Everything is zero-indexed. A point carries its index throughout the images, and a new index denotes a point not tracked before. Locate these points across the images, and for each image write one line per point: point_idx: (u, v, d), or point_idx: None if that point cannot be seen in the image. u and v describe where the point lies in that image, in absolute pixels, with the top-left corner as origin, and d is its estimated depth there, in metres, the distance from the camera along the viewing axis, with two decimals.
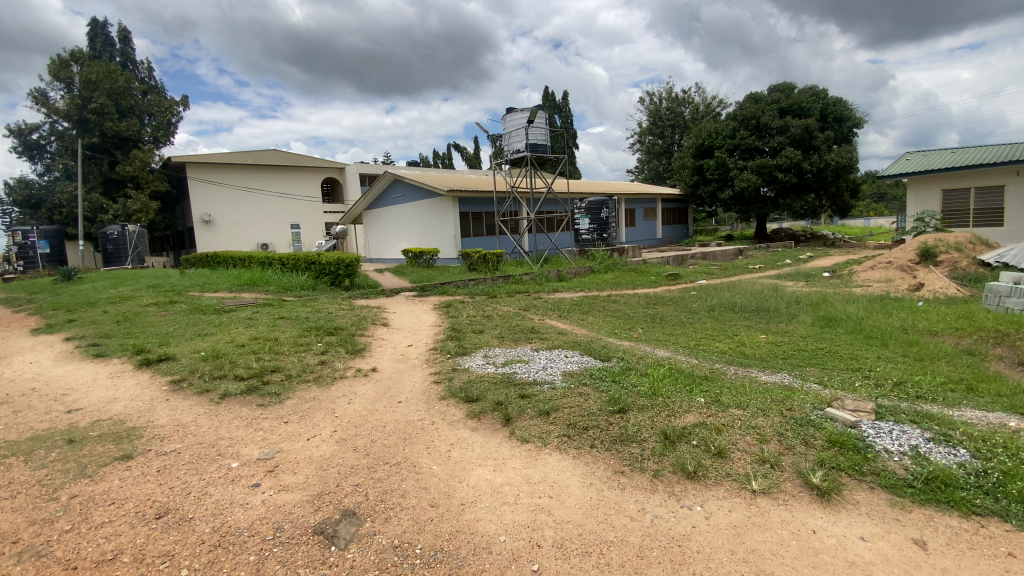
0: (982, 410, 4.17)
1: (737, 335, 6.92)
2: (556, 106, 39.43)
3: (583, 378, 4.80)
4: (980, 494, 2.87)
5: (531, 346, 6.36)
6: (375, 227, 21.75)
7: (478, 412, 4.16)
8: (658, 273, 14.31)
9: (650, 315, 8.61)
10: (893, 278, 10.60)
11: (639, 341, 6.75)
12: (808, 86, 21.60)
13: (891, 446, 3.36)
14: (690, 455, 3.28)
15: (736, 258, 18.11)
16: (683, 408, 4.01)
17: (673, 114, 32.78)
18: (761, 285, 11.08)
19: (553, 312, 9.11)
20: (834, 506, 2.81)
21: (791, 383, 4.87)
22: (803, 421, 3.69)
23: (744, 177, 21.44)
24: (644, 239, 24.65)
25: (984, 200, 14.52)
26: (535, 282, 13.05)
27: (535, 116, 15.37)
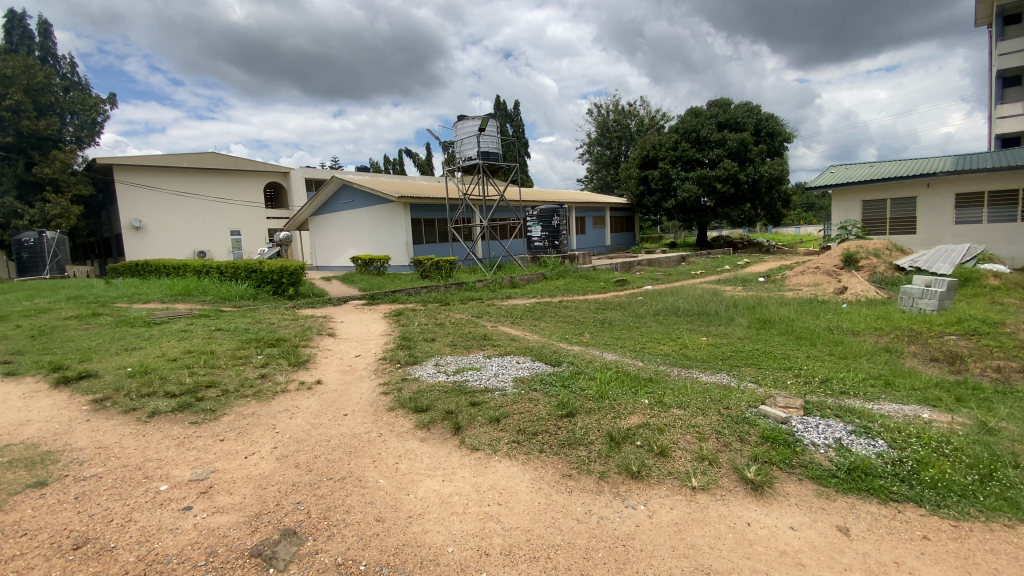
0: (899, 403, 4.53)
1: (680, 338, 7.19)
2: (507, 115, 39.87)
3: (533, 384, 4.83)
4: (896, 482, 3.12)
5: (483, 352, 6.36)
6: (321, 234, 21.09)
7: (427, 421, 4.10)
8: (608, 279, 14.67)
9: (599, 319, 8.83)
10: (821, 282, 11.37)
11: (589, 345, 6.89)
12: (743, 102, 22.95)
13: (818, 439, 3.58)
14: (634, 455, 3.37)
15: (680, 264, 18.84)
16: (628, 409, 4.12)
17: (620, 126, 33.91)
18: (702, 290, 11.61)
19: (505, 318, 9.15)
20: (766, 498, 2.96)
21: (731, 382, 5.10)
22: (739, 419, 3.89)
23: (686, 187, 22.41)
24: (593, 246, 25.24)
25: (899, 210, 15.84)
26: (488, 289, 13.06)
27: (487, 124, 15.42)
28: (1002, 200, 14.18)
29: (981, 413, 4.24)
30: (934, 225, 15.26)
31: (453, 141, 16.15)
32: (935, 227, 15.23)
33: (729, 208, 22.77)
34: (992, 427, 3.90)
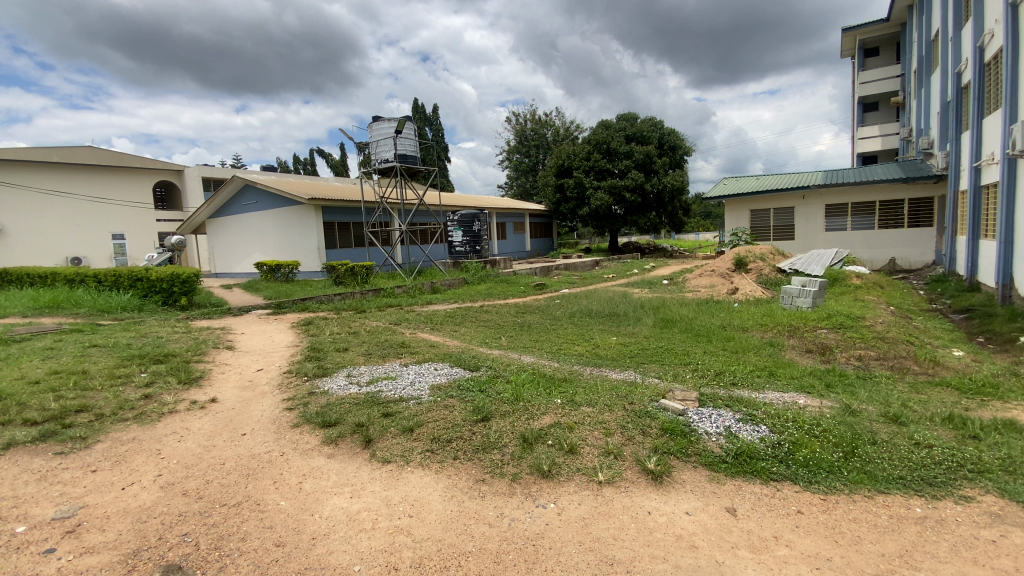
0: (780, 391, 5.05)
1: (594, 338, 7.51)
2: (425, 118, 39.43)
3: (450, 391, 4.77)
4: (777, 463, 3.46)
5: (400, 361, 6.19)
6: (221, 238, 19.48)
7: (335, 436, 3.92)
8: (528, 283, 14.93)
9: (519, 323, 8.97)
10: (716, 283, 12.42)
11: (508, 349, 6.96)
12: (648, 117, 24.56)
13: (710, 428, 3.89)
14: (545, 455, 3.46)
15: (594, 268, 19.66)
16: (541, 410, 4.21)
17: (537, 135, 34.85)
18: (613, 292, 12.22)
19: (424, 324, 8.98)
20: (665, 486, 3.16)
21: (638, 379, 5.40)
22: (642, 413, 4.12)
23: (598, 195, 23.50)
24: (513, 251, 25.62)
25: (781, 218, 17.73)
26: (407, 295, 12.76)
27: (403, 126, 15.14)
28: (862, 211, 16.35)
29: (846, 397, 4.85)
30: (809, 232, 17.25)
31: (367, 143, 15.64)
32: (810, 234, 17.23)
33: (637, 216, 24.18)
34: (853, 409, 4.48)
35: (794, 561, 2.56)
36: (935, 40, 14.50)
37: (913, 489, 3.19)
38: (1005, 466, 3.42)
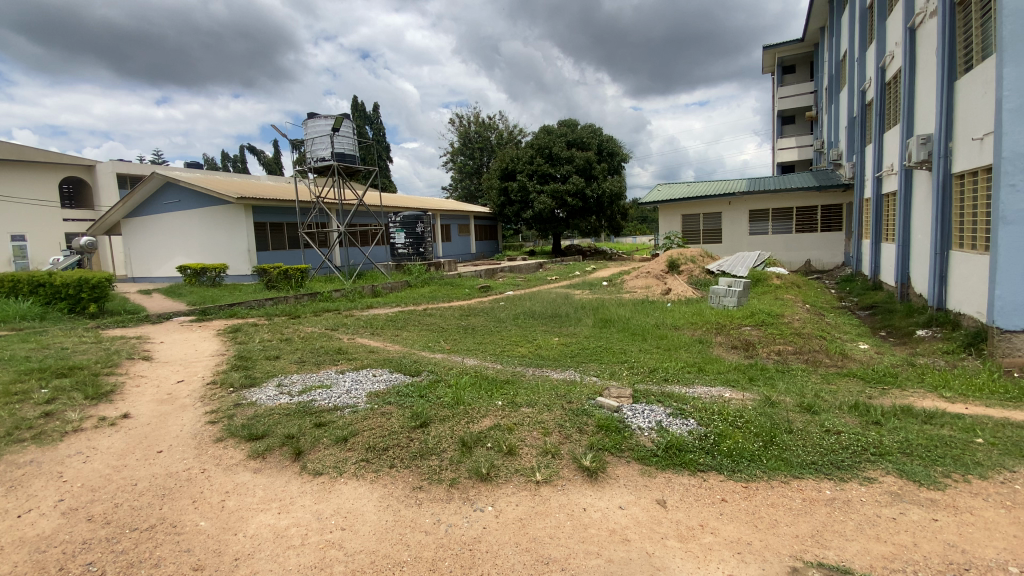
0: (708, 386, 5.34)
1: (536, 340, 7.60)
2: (365, 117, 38.40)
3: (388, 397, 4.66)
4: (703, 455, 3.65)
5: (336, 368, 5.97)
6: (138, 240, 18.00)
7: (262, 450, 3.72)
8: (472, 286, 14.88)
9: (462, 326, 8.92)
10: (651, 284, 12.94)
11: (451, 352, 6.91)
12: (588, 124, 25.26)
13: (643, 424, 4.05)
14: (484, 458, 3.46)
15: (537, 270, 19.91)
16: (481, 413, 4.20)
17: (480, 137, 34.87)
18: (555, 294, 12.44)
19: (364, 329, 8.73)
20: (600, 483, 3.26)
21: (578, 378, 5.52)
22: (579, 412, 4.22)
23: (541, 199, 23.84)
24: (458, 254, 25.45)
25: (710, 223, 18.76)
26: (346, 299, 12.36)
27: (341, 123, 14.62)
28: (781, 216, 17.62)
29: (766, 389, 5.21)
30: (735, 236, 18.35)
31: (302, 140, 15.00)
32: (736, 238, 18.34)
33: (578, 219, 24.75)
34: (772, 400, 4.81)
35: (718, 548, 2.71)
36: (843, 61, 15.86)
37: (824, 473, 3.47)
38: (901, 448, 3.79)
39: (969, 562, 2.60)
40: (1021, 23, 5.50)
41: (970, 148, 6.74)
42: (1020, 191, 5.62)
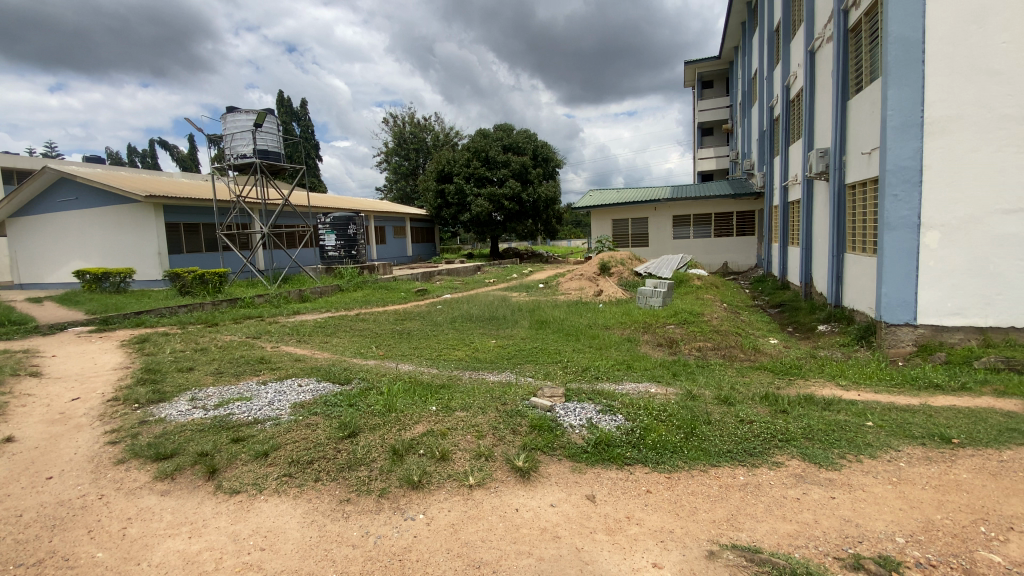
0: (636, 382, 5.59)
1: (473, 342, 7.59)
2: (293, 113, 36.65)
3: (315, 407, 4.46)
4: (629, 449, 3.81)
5: (258, 379, 5.61)
6: (25, 241, 16.02)
7: (171, 470, 3.43)
8: (408, 289, 14.58)
9: (397, 330, 8.72)
10: (584, 286, 13.33)
11: (385, 358, 6.72)
12: (523, 129, 25.64)
13: (574, 421, 4.16)
14: (416, 465, 3.40)
15: (475, 273, 19.86)
16: (413, 420, 4.12)
17: (416, 138, 34.34)
18: (492, 297, 12.47)
19: (290, 337, 8.30)
20: (532, 482, 3.30)
21: (514, 379, 5.57)
22: (513, 412, 4.26)
23: (478, 202, 23.84)
24: (393, 257, 24.86)
25: (638, 227, 19.64)
26: (270, 305, 11.69)
27: (264, 119, 13.94)
28: (702, 221, 18.76)
29: (688, 383, 5.54)
30: (661, 240, 19.31)
31: (220, 136, 14.06)
32: (662, 241, 19.30)
33: (515, 222, 24.88)
34: (693, 394, 5.11)
35: (643, 538, 2.83)
36: (755, 78, 17.20)
37: (739, 460, 3.74)
38: (803, 434, 4.16)
39: (861, 534, 2.89)
40: (902, 50, 6.22)
41: (861, 161, 7.51)
42: (901, 200, 6.34)
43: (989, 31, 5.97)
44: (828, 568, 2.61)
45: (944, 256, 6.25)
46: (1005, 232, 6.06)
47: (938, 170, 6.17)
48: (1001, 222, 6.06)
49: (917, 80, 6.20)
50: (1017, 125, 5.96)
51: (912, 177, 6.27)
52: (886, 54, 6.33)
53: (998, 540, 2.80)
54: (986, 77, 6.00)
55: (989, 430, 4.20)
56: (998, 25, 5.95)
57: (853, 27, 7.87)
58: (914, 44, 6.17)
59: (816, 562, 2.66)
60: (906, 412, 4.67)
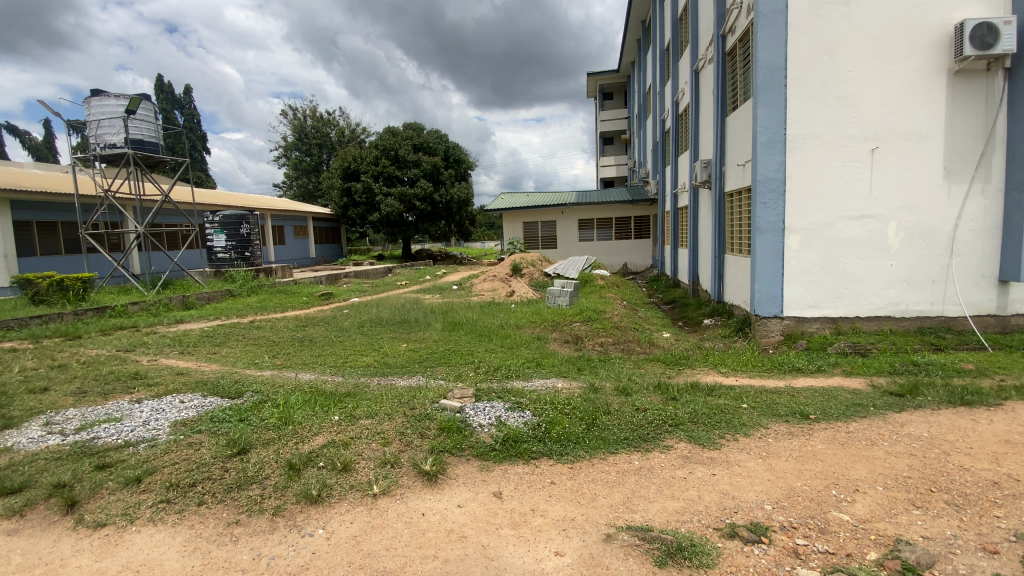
0: (544, 378, 5.80)
1: (382, 347, 7.38)
2: (174, 100, 33.10)
3: (199, 425, 4.07)
4: (536, 443, 3.93)
5: (131, 397, 4.99)
6: None
7: (19, 506, 2.98)
8: (310, 293, 13.78)
9: (299, 337, 8.22)
10: (496, 287, 13.50)
11: (283, 368, 6.30)
12: (434, 129, 25.38)
13: (484, 421, 4.20)
14: (314, 479, 3.24)
15: (385, 275, 19.27)
16: (313, 431, 3.92)
17: (318, 133, 32.57)
18: (404, 299, 12.19)
19: (171, 348, 7.49)
20: (439, 485, 3.29)
21: (423, 383, 5.49)
22: (421, 416, 4.21)
23: (388, 202, 23.16)
24: (295, 259, 23.35)
25: (547, 229, 20.28)
26: (148, 313, 10.44)
27: (138, 105, 12.45)
28: (605, 225, 19.81)
29: (591, 376, 5.87)
30: (569, 241, 20.09)
31: (83, 123, 12.35)
32: (569, 243, 20.09)
33: (427, 223, 24.48)
34: (596, 388, 5.38)
35: (546, 528, 2.94)
36: (649, 92, 18.54)
37: (635, 446, 4.01)
38: (690, 418, 4.56)
39: (737, 505, 3.24)
40: (769, 74, 7.05)
41: (737, 172, 8.39)
42: (769, 207, 7.18)
43: (837, 62, 6.93)
44: (710, 539, 2.90)
45: (803, 256, 7.18)
46: (849, 235, 7.09)
47: (797, 181, 7.08)
48: (847, 227, 7.08)
49: (781, 102, 7.05)
50: (859, 144, 6.97)
51: (778, 187, 7.12)
52: (756, 77, 7.14)
53: (845, 501, 3.27)
54: (834, 102, 6.96)
55: (838, 406, 4.90)
56: (844, 57, 6.91)
57: (730, 51, 8.77)
58: (778, 69, 7.02)
59: (699, 534, 2.93)
60: (774, 394, 5.30)
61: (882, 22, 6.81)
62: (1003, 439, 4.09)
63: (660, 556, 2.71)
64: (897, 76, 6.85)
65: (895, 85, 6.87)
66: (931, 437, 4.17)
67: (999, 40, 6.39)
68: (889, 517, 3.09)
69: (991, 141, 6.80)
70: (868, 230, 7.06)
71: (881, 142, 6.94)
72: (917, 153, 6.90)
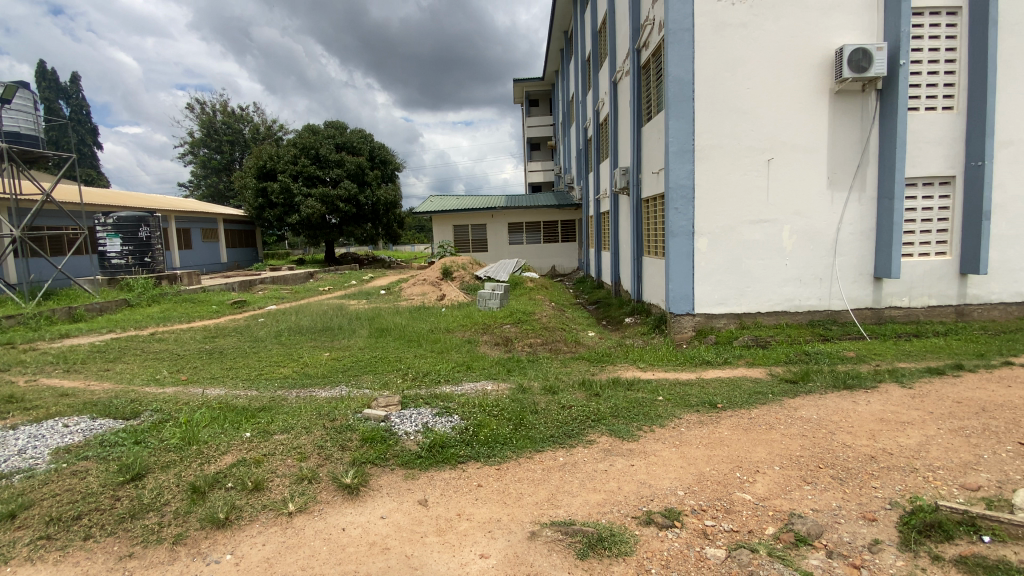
0: (474, 381, 5.80)
1: (302, 357, 7.02)
2: (56, 87, 29.46)
3: (86, 450, 3.66)
4: (463, 447, 3.92)
5: (1, 424, 4.37)
6: None
7: None
8: (221, 301, 12.80)
9: (208, 350, 7.61)
10: (425, 291, 13.29)
11: (188, 384, 5.80)
12: (357, 129, 24.59)
13: (409, 428, 4.13)
14: (222, 501, 3.02)
15: (306, 281, 18.36)
16: (220, 450, 3.66)
17: (229, 129, 30.38)
18: (327, 305, 11.67)
19: (54, 366, 6.65)
20: (361, 498, 3.19)
21: (347, 393, 5.29)
22: (342, 428, 4.06)
23: (309, 204, 22.06)
24: (204, 264, 21.61)
25: (477, 232, 20.30)
26: (25, 328, 9.21)
27: (14, 94, 10.95)
28: (533, 228, 20.17)
29: (520, 377, 5.96)
30: (498, 244, 20.23)
31: None
32: (499, 246, 20.24)
33: (352, 226, 23.62)
34: (523, 388, 5.47)
35: (472, 531, 2.95)
36: (573, 101, 19.14)
37: (560, 443, 4.12)
38: (612, 413, 4.77)
39: (653, 493, 3.43)
40: (679, 88, 7.55)
41: (652, 179, 8.89)
42: (680, 212, 7.68)
43: (737, 79, 7.55)
44: (628, 527, 3.04)
45: (711, 257, 7.75)
46: (750, 238, 7.74)
47: (704, 188, 7.64)
48: (748, 230, 7.73)
49: (689, 114, 7.57)
50: (757, 154, 7.64)
51: (687, 194, 7.64)
52: (667, 90, 7.61)
53: (747, 482, 3.57)
54: (735, 116, 7.59)
55: (742, 394, 5.34)
56: (744, 75, 7.54)
57: (645, 65, 9.28)
58: (687, 84, 7.53)
59: (619, 524, 3.07)
60: (687, 386, 5.67)
61: (775, 44, 7.50)
62: (878, 417, 4.65)
63: (582, 548, 2.80)
64: (788, 94, 7.57)
65: (787, 102, 7.59)
66: (819, 419, 4.66)
67: (872, 64, 7.14)
68: (784, 493, 3.41)
69: (866, 154, 7.68)
70: (766, 233, 7.75)
71: (776, 153, 7.65)
72: (806, 164, 7.67)
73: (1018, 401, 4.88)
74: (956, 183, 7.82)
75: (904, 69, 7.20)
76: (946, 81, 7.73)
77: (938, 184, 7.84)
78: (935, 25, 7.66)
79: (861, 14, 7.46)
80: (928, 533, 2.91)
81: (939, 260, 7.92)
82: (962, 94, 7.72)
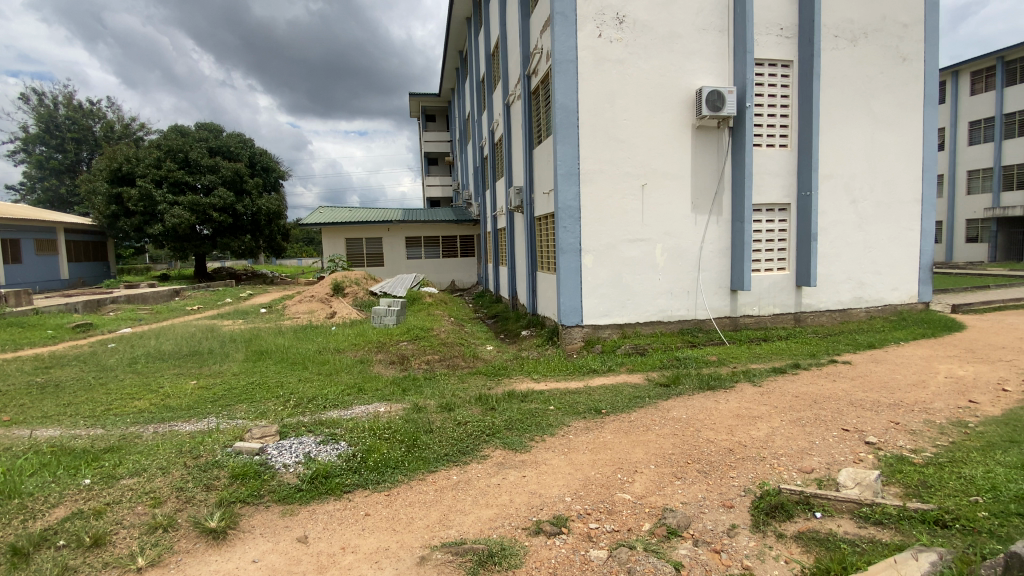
0: (364, 404, 5.55)
1: (164, 387, 6.22)
2: None
3: None
4: (349, 475, 3.74)
5: None
6: None
7: None
8: (59, 325, 10.89)
9: (39, 383, 6.43)
10: (314, 309, 12.51)
11: (9, 426, 4.84)
12: (235, 133, 22.66)
13: (288, 460, 3.84)
14: (49, 563, 2.57)
15: (172, 299, 16.34)
16: (50, 502, 3.11)
17: (74, 125, 26.32)
18: (195, 327, 10.45)
19: None
20: (228, 543, 2.89)
21: (217, 425, 4.78)
22: (206, 465, 3.66)
23: (175, 212, 19.69)
24: (35, 281, 18.27)
25: (373, 246, 19.61)
26: None
27: None
28: (431, 243, 20.01)
29: (415, 397, 5.81)
30: (394, 259, 19.72)
31: None
32: (395, 260, 19.73)
33: (228, 238, 21.56)
34: (419, 407, 5.38)
35: (357, 564, 2.82)
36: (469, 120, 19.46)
37: (453, 461, 4.11)
38: (505, 427, 4.84)
39: (542, 502, 3.55)
40: (565, 116, 8.05)
41: (543, 199, 9.32)
42: (568, 230, 8.13)
43: (616, 111, 8.23)
44: (518, 539, 3.11)
45: (596, 272, 8.30)
46: (629, 255, 8.42)
47: (589, 209, 8.20)
48: (627, 248, 8.41)
49: (575, 140, 8.10)
50: (633, 180, 8.37)
51: (575, 214, 8.13)
52: (555, 116, 8.08)
53: (627, 482, 3.84)
54: (614, 144, 8.26)
55: (623, 400, 5.73)
56: (621, 107, 8.25)
57: (534, 91, 9.77)
58: (571, 112, 8.05)
59: (509, 537, 3.13)
60: (575, 395, 5.96)
61: (647, 81, 8.32)
62: (735, 413, 5.28)
63: (472, 566, 2.82)
64: (659, 126, 8.42)
65: (657, 134, 8.43)
66: (688, 418, 5.16)
67: (725, 105, 8.18)
68: (659, 490, 3.73)
69: (722, 182, 8.76)
70: (643, 251, 8.48)
71: (648, 180, 8.43)
72: (674, 190, 8.55)
73: (840, 393, 5.83)
74: (792, 210, 9.21)
75: (750, 111, 8.35)
76: (782, 123, 9.14)
77: (778, 210, 9.19)
78: (773, 75, 9.04)
79: (715, 61, 8.55)
80: (772, 513, 3.36)
81: (781, 274, 9.24)
82: (795, 135, 9.16)
